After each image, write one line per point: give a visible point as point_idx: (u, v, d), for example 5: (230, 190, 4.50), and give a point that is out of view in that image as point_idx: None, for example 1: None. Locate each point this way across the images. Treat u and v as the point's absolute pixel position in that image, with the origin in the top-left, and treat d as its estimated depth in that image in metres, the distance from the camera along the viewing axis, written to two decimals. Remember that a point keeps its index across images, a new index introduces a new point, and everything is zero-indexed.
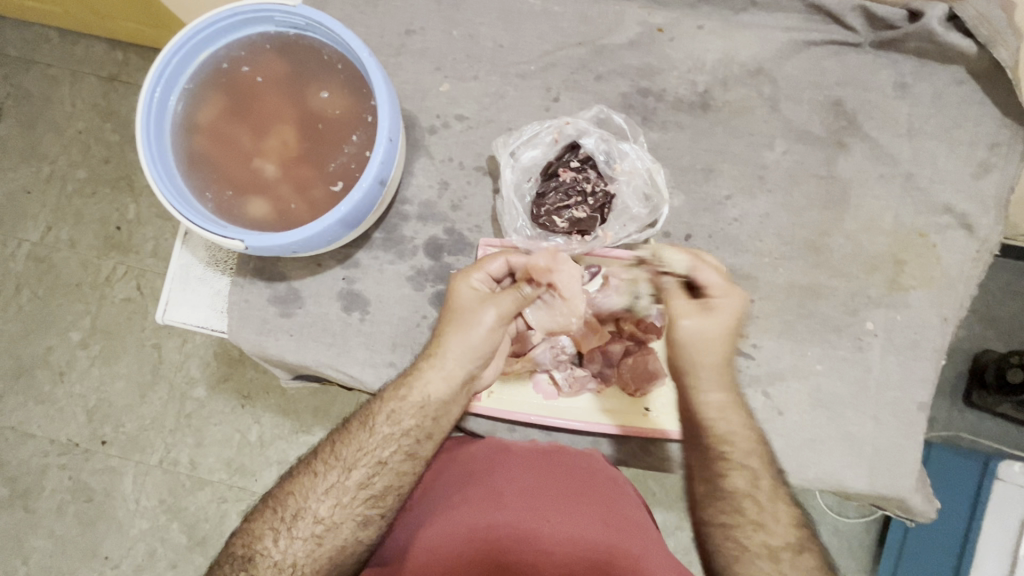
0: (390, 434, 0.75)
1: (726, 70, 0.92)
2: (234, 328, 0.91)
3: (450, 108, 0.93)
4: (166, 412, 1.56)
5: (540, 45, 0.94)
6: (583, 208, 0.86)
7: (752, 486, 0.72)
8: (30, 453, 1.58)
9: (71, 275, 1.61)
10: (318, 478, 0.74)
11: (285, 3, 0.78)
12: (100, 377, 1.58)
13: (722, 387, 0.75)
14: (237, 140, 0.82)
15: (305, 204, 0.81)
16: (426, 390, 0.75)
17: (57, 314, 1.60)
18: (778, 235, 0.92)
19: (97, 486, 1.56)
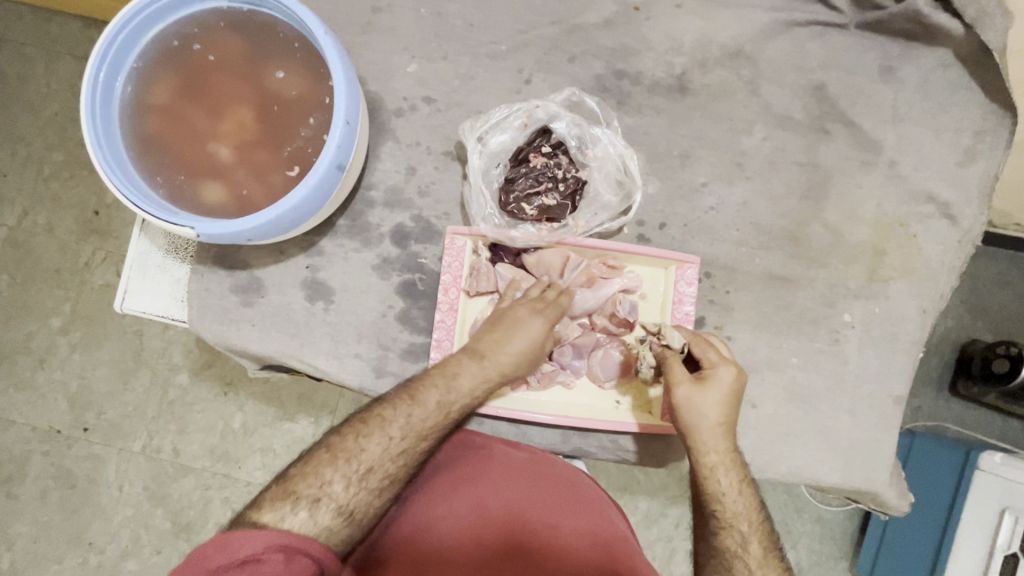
0: (421, 422, 0.75)
1: (705, 51, 0.88)
2: (194, 317, 0.88)
3: (418, 90, 0.90)
4: (148, 399, 1.52)
5: (512, 24, 0.90)
6: (553, 195, 0.84)
7: (743, 544, 0.74)
8: (11, 440, 1.53)
9: (50, 259, 1.57)
10: (359, 445, 0.72)
11: None
12: (81, 364, 1.55)
13: (720, 452, 0.75)
14: (190, 123, 0.78)
15: (262, 190, 0.78)
16: (467, 379, 0.76)
17: (34, 299, 1.55)
18: (755, 224, 0.89)
19: (79, 473, 1.52)
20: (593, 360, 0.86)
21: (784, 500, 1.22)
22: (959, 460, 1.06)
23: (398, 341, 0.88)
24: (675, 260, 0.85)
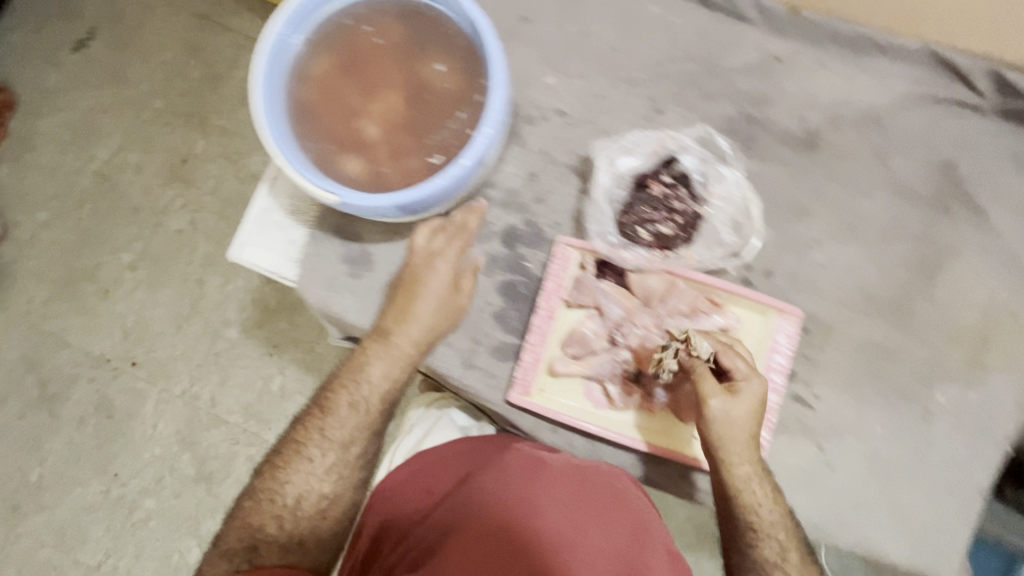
0: (341, 420, 0.85)
1: (840, 112, 0.89)
2: (304, 278, 0.92)
3: (553, 102, 0.93)
4: (197, 346, 1.87)
5: (652, 54, 0.93)
6: (670, 224, 0.86)
7: (781, 552, 0.77)
8: (62, 359, 1.90)
9: (158, 222, 1.97)
10: (283, 480, 0.85)
11: None
12: (142, 300, 1.91)
13: (751, 464, 0.77)
14: (345, 97, 0.82)
15: (399, 170, 0.81)
16: (376, 370, 0.84)
17: (111, 233, 1.96)
18: (860, 287, 0.89)
19: (118, 404, 1.87)
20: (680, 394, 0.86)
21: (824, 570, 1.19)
22: (995, 565, 1.02)
23: (489, 337, 0.90)
24: (778, 309, 0.86)
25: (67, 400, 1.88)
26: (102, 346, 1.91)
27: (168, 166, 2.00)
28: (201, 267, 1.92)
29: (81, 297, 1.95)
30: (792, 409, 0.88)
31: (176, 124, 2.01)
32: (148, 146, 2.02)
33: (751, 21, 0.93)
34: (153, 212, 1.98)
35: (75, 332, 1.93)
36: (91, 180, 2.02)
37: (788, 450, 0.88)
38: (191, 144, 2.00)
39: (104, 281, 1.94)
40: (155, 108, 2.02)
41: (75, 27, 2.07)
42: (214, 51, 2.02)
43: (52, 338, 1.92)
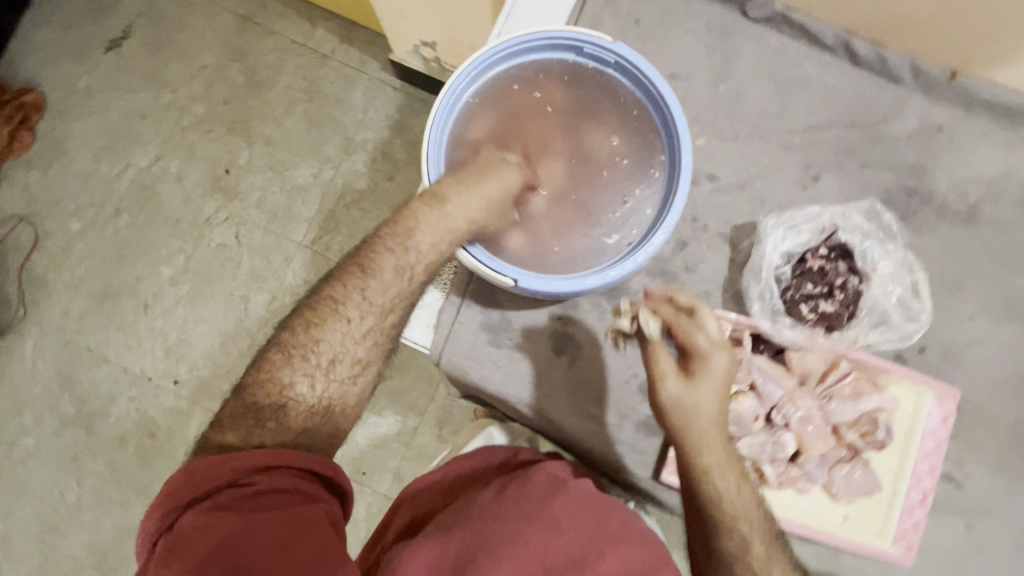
0: (364, 297, 0.70)
1: (1001, 187, 0.88)
2: (442, 347, 0.88)
3: (704, 165, 0.89)
4: (242, 364, 1.77)
5: (808, 118, 0.89)
6: (832, 302, 0.83)
7: (747, 544, 0.71)
8: (100, 377, 1.80)
9: (203, 230, 1.83)
10: (311, 339, 0.69)
11: (603, 36, 0.73)
12: (183, 317, 1.81)
13: (716, 452, 0.72)
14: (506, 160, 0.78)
15: (566, 245, 0.78)
16: (426, 236, 0.70)
17: (151, 245, 1.84)
18: (1013, 366, 0.88)
19: (162, 425, 1.77)
20: (835, 474, 0.85)
21: None
22: None
23: (635, 411, 0.87)
24: (936, 389, 0.85)
25: (107, 419, 1.78)
26: (144, 364, 1.80)
27: (212, 176, 1.84)
28: (248, 284, 1.80)
29: (118, 312, 1.82)
30: (940, 488, 0.87)
31: (218, 131, 1.86)
32: (187, 154, 1.86)
33: (901, 81, 0.88)
34: (195, 224, 1.84)
35: (114, 348, 1.80)
36: (126, 189, 1.87)
37: (935, 529, 0.87)
38: (233, 153, 1.85)
39: (145, 296, 1.82)
40: (196, 113, 1.87)
41: (108, 24, 1.91)
42: (261, 55, 1.87)
43: (91, 354, 1.81)
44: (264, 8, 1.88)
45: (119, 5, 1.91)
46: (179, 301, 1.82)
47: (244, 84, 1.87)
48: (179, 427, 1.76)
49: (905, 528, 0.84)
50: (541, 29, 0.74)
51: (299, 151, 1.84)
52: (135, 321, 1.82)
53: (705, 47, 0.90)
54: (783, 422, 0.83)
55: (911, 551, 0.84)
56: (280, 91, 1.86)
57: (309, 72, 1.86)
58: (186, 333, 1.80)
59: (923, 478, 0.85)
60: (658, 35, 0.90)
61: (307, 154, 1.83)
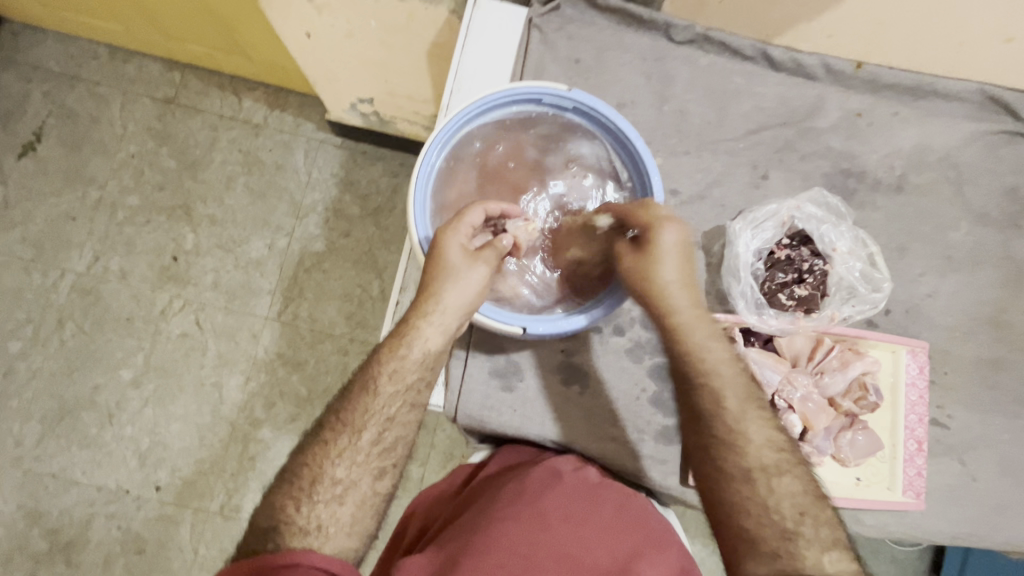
0: (394, 392, 0.77)
1: (920, 156, 0.98)
2: (456, 402, 0.89)
3: (665, 183, 0.95)
4: (228, 454, 1.69)
5: (745, 123, 0.97)
6: (805, 286, 0.90)
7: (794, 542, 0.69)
8: (71, 503, 1.66)
9: (156, 323, 1.75)
10: (303, 461, 0.75)
11: (559, 87, 0.82)
12: (154, 418, 1.71)
13: (688, 309, 0.77)
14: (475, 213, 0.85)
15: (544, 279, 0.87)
16: (434, 340, 0.78)
17: (104, 351, 1.73)
18: (964, 310, 0.98)
19: (148, 537, 1.65)
20: (841, 442, 0.91)
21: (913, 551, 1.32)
22: None
23: (651, 424, 0.91)
24: (907, 344, 0.94)
25: (87, 545, 1.64)
26: (119, 477, 1.68)
27: (157, 266, 1.77)
28: (218, 369, 1.72)
29: (80, 428, 1.70)
30: (930, 432, 0.96)
31: (158, 220, 1.79)
32: (127, 249, 1.77)
33: (817, 77, 0.98)
34: (149, 319, 1.75)
35: (82, 468, 1.68)
36: (67, 297, 1.75)
37: (934, 470, 0.95)
38: (179, 239, 1.78)
39: (107, 406, 1.71)
40: (131, 205, 1.79)
41: (17, 131, 1.81)
42: (190, 136, 1.83)
43: (57, 480, 1.67)
44: (185, 89, 1.84)
45: (26, 109, 1.82)
46: (146, 403, 1.71)
47: (176, 167, 1.81)
48: (169, 535, 1.65)
49: (912, 478, 0.92)
50: (500, 88, 0.82)
51: (248, 224, 1.79)
52: (100, 434, 1.70)
53: (643, 74, 0.97)
54: (786, 402, 0.89)
55: (920, 497, 0.91)
56: (216, 168, 1.81)
57: (243, 144, 1.82)
58: (159, 435, 1.70)
59: (915, 428, 0.93)
60: (599, 70, 0.96)
61: (256, 227, 1.79)
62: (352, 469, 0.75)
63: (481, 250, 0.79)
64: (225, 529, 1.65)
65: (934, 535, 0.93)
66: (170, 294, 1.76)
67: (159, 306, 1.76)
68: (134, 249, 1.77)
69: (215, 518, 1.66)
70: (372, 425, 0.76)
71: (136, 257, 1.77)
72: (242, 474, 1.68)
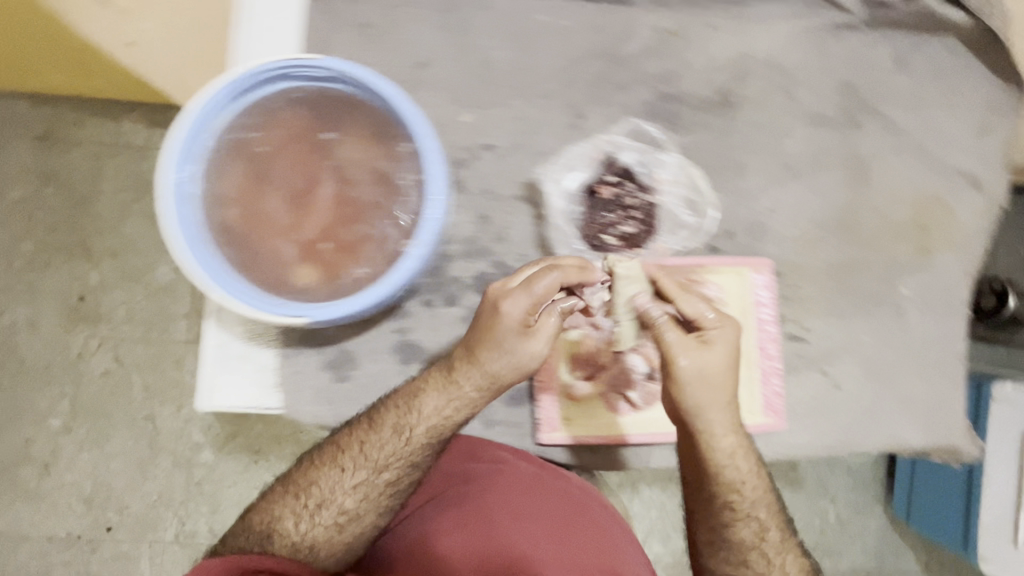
0: (416, 448, 0.82)
1: (742, 65, 0.94)
2: (290, 402, 0.86)
3: (477, 138, 0.90)
4: (173, 484, 1.67)
5: (555, 61, 0.91)
6: (631, 223, 0.88)
7: (753, 533, 0.87)
8: (27, 555, 1.65)
9: (66, 364, 1.68)
10: (313, 480, 0.84)
11: (307, 57, 0.73)
12: (91, 462, 1.67)
13: (723, 412, 0.81)
14: (254, 207, 0.75)
15: (337, 266, 0.76)
16: (455, 412, 0.81)
17: (29, 403, 1.67)
18: (810, 219, 0.95)
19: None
20: None
21: None
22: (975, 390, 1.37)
23: None
24: (750, 264, 0.91)
25: None
26: (68, 524, 1.66)
27: (66, 310, 1.69)
28: (148, 403, 1.68)
29: (20, 483, 1.66)
30: (789, 348, 0.94)
31: (57, 261, 1.70)
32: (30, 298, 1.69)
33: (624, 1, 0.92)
34: (66, 364, 1.69)
35: (29, 521, 1.65)
36: None
37: (796, 385, 0.94)
38: (81, 278, 1.70)
39: (42, 457, 1.67)
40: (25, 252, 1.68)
41: None
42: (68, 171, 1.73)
43: (11, 533, 1.66)
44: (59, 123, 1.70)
45: None
46: (82, 446, 1.68)
47: (65, 206, 1.69)
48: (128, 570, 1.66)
49: (772, 395, 0.91)
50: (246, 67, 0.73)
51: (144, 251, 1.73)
52: (40, 484, 1.67)
53: (439, 28, 0.91)
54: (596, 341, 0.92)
55: (780, 415, 0.91)
56: (108, 200, 1.70)
57: (129, 170, 1.74)
58: (102, 476, 1.67)
59: (768, 346, 0.91)
60: (390, 31, 0.90)
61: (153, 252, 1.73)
62: (353, 500, 0.84)
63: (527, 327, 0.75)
64: (185, 553, 1.66)
65: (801, 449, 0.93)
66: (85, 334, 1.70)
67: (73, 347, 1.70)
68: (37, 293, 1.70)
69: (172, 546, 1.65)
70: (393, 467, 0.83)
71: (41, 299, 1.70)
72: (190, 499, 1.68)
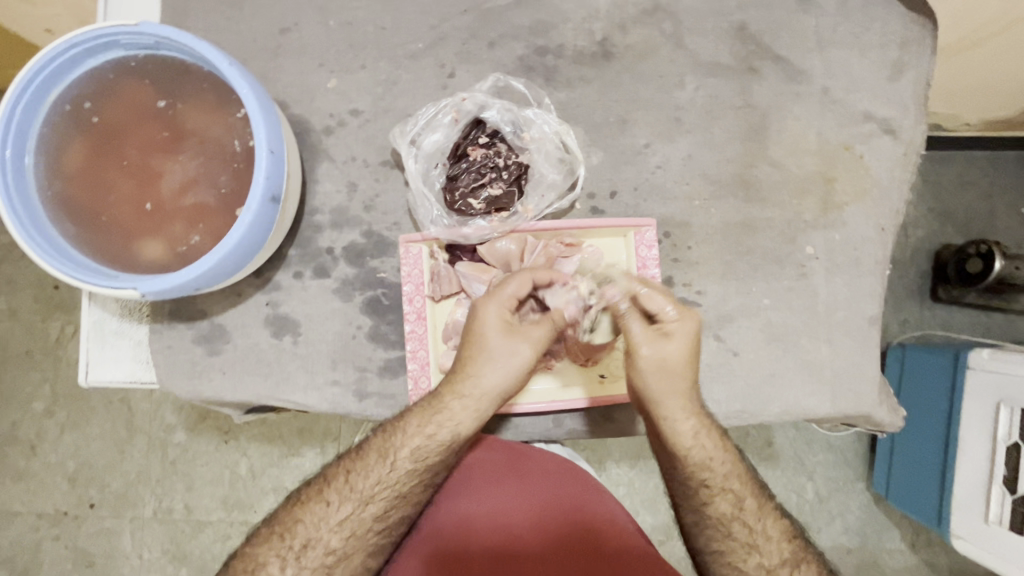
0: (410, 468, 0.76)
1: (622, 14, 0.88)
2: (163, 377, 0.86)
3: (343, 104, 0.88)
4: (149, 464, 1.43)
5: (424, 21, 0.88)
6: (498, 184, 0.84)
7: (738, 503, 0.75)
8: (19, 532, 1.43)
9: (21, 345, 1.44)
10: (297, 518, 0.75)
11: (125, 23, 0.71)
12: (73, 444, 1.44)
13: (684, 402, 0.73)
14: (92, 181, 0.74)
15: (177, 239, 0.74)
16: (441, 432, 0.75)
17: (14, 387, 1.44)
18: (702, 175, 0.89)
19: (96, 551, 1.43)
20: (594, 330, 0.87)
21: (796, 434, 1.34)
22: (951, 360, 1.14)
23: (373, 360, 0.87)
24: (632, 226, 0.85)
25: None
26: (53, 499, 1.44)
27: (41, 297, 1.44)
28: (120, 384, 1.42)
29: (10, 464, 1.44)
30: None
31: None
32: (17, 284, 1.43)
33: None
34: (46, 348, 1.44)
35: (20, 499, 1.43)
36: None
37: None
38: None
39: (30, 438, 1.44)
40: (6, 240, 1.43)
41: None
42: None
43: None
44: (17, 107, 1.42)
45: None
46: (63, 431, 1.44)
47: None
48: None
49: None
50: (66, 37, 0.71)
51: None
52: (29, 466, 1.44)
53: None
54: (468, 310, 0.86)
55: None
56: None
57: None
58: (84, 457, 1.44)
59: None
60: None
61: None
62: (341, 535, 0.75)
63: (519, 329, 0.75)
64: (166, 532, 1.42)
65: None
66: (62, 321, 1.45)
67: (51, 334, 1.45)
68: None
69: (152, 522, 1.42)
70: (381, 496, 0.76)
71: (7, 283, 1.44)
72: (167, 478, 1.43)
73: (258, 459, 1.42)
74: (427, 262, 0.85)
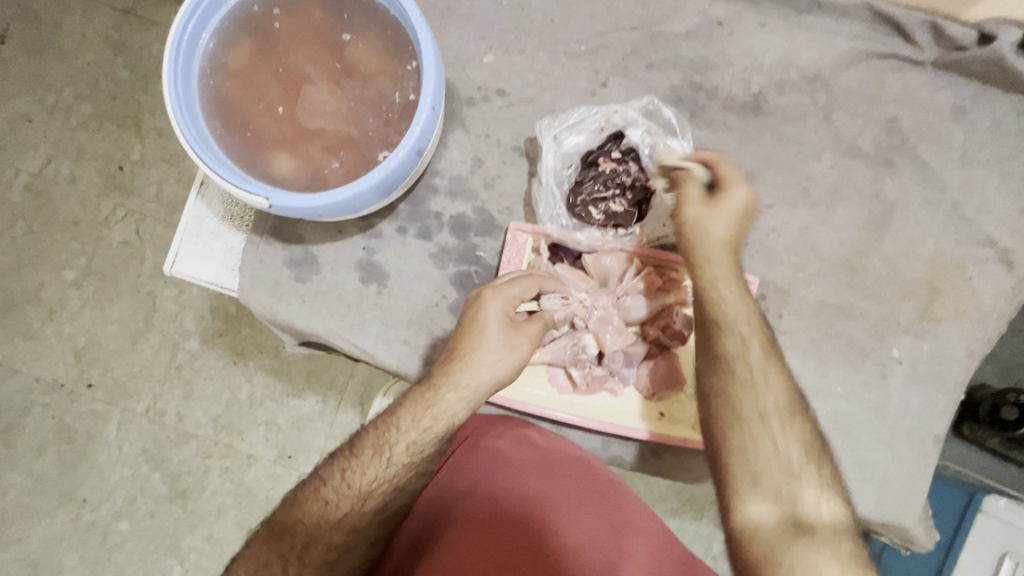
0: (403, 462, 0.71)
1: (783, 73, 0.89)
2: (246, 287, 0.87)
3: (492, 81, 0.89)
4: (155, 362, 1.38)
5: (593, 25, 0.89)
6: (620, 201, 0.83)
7: (771, 386, 0.68)
8: (13, 391, 1.39)
9: (70, 212, 1.40)
10: (295, 516, 0.70)
11: None
12: (90, 320, 1.40)
13: (727, 271, 0.71)
14: (251, 83, 0.75)
15: (316, 163, 0.76)
16: (437, 424, 0.72)
17: (51, 249, 1.40)
18: (812, 249, 0.90)
19: (79, 429, 1.39)
20: (641, 370, 0.86)
21: None
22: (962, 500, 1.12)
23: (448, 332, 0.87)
24: None
25: None
26: (54, 369, 1.39)
27: (103, 173, 1.39)
28: (156, 277, 1.39)
29: (23, 321, 1.40)
30: None
31: (109, 129, 1.40)
32: (81, 154, 1.40)
33: None
34: (92, 221, 1.40)
35: (21, 357, 1.39)
36: (15, 189, 1.41)
37: None
38: (127, 147, 1.38)
39: (49, 302, 1.40)
40: (85, 112, 1.40)
41: None
42: None
43: None
44: None
45: None
46: (84, 306, 1.40)
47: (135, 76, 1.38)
48: None
49: None
50: None
51: None
52: (41, 329, 1.40)
53: None
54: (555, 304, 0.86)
55: None
56: None
57: None
58: (95, 336, 1.39)
59: None
60: None
61: None
62: (344, 527, 0.69)
63: (521, 327, 0.73)
64: (152, 433, 1.37)
65: None
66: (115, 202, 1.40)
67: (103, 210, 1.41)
68: (67, 131, 1.40)
69: (142, 421, 1.38)
70: (378, 491, 0.71)
71: (76, 148, 1.40)
72: (169, 380, 1.38)
73: (261, 389, 1.37)
74: (534, 251, 0.86)
